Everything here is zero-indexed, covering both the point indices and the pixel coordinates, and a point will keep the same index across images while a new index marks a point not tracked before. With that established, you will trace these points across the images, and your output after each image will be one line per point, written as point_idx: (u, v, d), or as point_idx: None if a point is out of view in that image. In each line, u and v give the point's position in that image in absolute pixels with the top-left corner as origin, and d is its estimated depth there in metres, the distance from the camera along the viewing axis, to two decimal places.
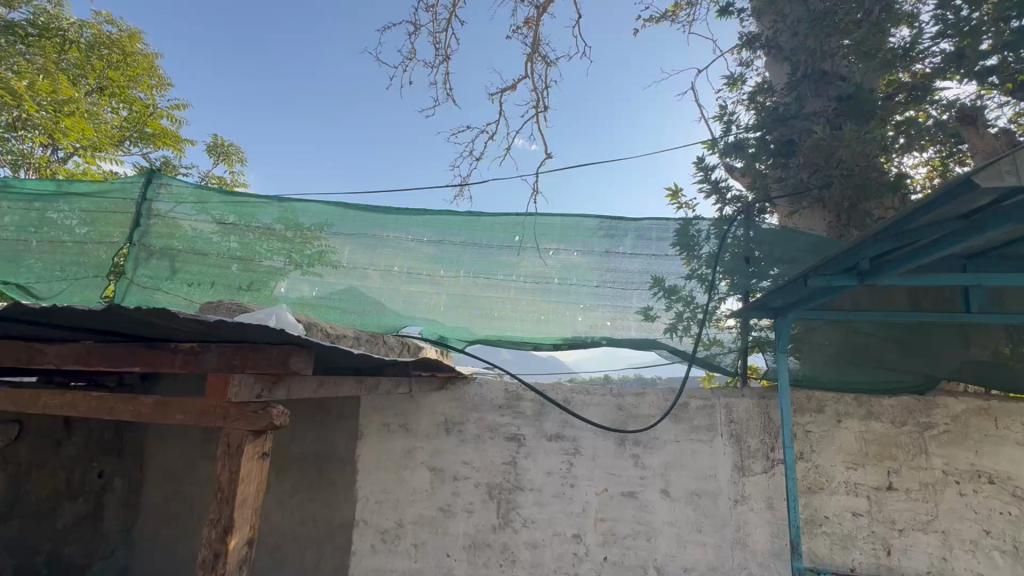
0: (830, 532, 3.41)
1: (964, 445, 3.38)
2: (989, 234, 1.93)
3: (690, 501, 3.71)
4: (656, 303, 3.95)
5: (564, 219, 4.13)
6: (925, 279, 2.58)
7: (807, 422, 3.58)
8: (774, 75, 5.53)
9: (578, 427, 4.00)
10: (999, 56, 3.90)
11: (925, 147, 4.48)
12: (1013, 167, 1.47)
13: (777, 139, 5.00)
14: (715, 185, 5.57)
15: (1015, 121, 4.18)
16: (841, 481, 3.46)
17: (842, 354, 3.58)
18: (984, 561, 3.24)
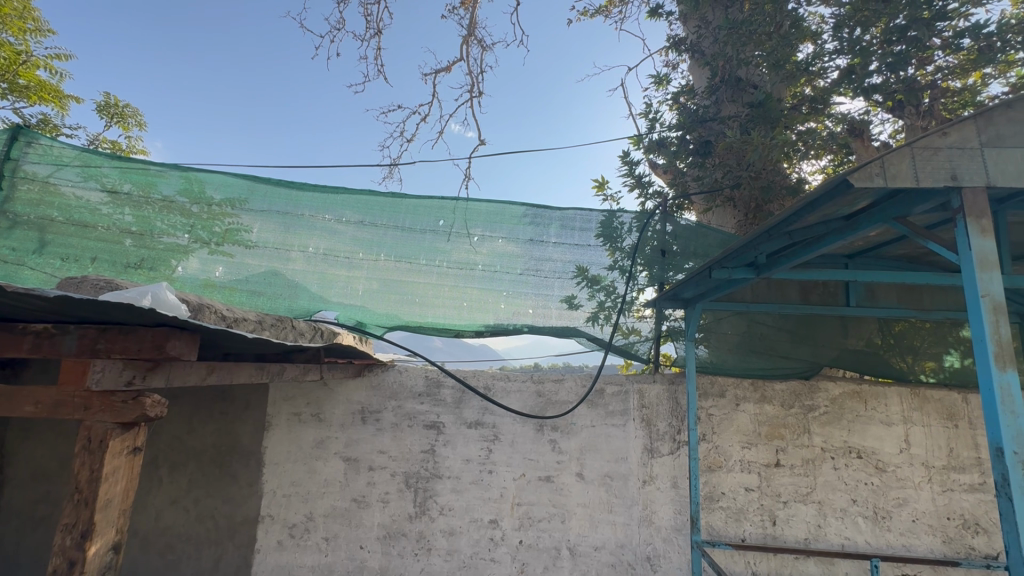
0: (725, 507, 3.69)
1: (839, 424, 3.76)
2: (862, 235, 2.09)
3: (603, 483, 3.85)
4: (580, 292, 4.03)
5: (492, 205, 4.11)
6: (813, 274, 2.80)
7: (710, 406, 3.84)
8: (696, 78, 5.81)
9: (497, 414, 4.01)
10: (883, 75, 4.33)
11: (821, 155, 4.91)
12: (881, 169, 1.59)
13: (696, 139, 5.27)
14: (639, 181, 5.78)
15: (893, 137, 4.67)
16: (737, 459, 3.75)
17: (744, 343, 3.90)
18: (852, 526, 3.63)
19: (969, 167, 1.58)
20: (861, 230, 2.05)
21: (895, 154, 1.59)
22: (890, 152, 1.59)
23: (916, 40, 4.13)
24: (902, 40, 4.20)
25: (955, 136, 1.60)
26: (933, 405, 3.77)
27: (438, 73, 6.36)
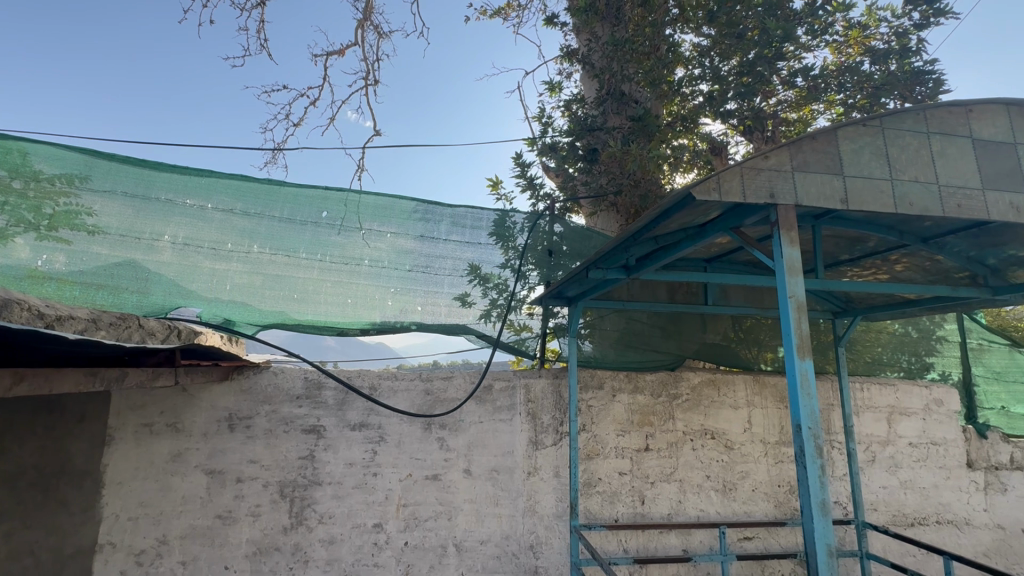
0: (601, 491, 3.97)
1: (698, 410, 4.22)
2: (707, 241, 2.36)
3: (489, 477, 3.91)
4: (472, 290, 4.07)
5: (382, 198, 3.96)
6: (675, 276, 3.11)
7: (590, 398, 4.10)
8: (587, 88, 6.14)
9: (383, 414, 3.88)
10: (737, 102, 4.93)
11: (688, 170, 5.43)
12: (717, 185, 1.81)
13: (584, 146, 5.57)
14: (531, 183, 5.97)
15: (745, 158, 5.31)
16: (612, 446, 4.05)
17: (622, 338, 4.26)
18: (706, 499, 4.10)
19: (784, 188, 1.86)
20: (707, 237, 2.32)
21: (728, 172, 1.82)
22: (724, 170, 1.82)
23: (761, 75, 4.79)
24: (751, 73, 4.84)
25: (774, 160, 1.86)
26: (770, 390, 4.38)
27: (329, 56, 5.98)
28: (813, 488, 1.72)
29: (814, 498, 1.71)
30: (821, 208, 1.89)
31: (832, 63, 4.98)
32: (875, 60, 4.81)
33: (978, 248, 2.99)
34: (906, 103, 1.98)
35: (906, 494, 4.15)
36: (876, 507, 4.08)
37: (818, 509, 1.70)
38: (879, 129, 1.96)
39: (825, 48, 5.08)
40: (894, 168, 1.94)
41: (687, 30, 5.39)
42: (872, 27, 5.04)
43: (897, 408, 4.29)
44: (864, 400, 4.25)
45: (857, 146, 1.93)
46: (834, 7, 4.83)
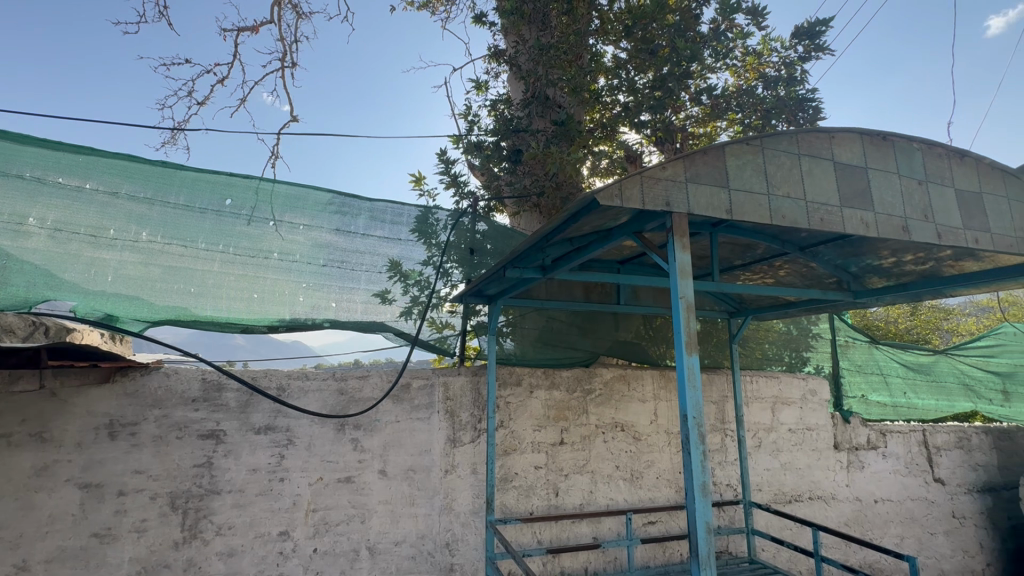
0: (517, 485, 4.06)
1: (609, 404, 4.45)
2: (614, 244, 2.50)
3: (405, 478, 3.84)
4: (392, 286, 3.97)
5: (295, 188, 3.76)
6: (589, 276, 3.26)
7: (508, 394, 4.18)
8: (513, 90, 6.23)
9: (292, 416, 3.69)
10: (650, 114, 5.25)
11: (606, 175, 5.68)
12: (619, 191, 1.92)
13: (509, 147, 5.65)
14: (456, 180, 5.95)
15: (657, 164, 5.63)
16: (528, 441, 4.15)
17: (541, 337, 4.41)
18: (615, 488, 4.33)
19: (678, 198, 2.01)
20: (614, 240, 2.45)
21: (629, 180, 1.94)
22: (625, 178, 1.94)
23: (670, 90, 5.14)
24: (663, 88, 5.18)
25: (670, 171, 2.01)
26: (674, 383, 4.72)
27: (241, 32, 5.57)
28: (696, 472, 1.89)
29: (696, 481, 1.88)
30: (710, 217, 2.08)
31: (732, 85, 5.45)
32: (768, 85, 5.35)
33: (843, 257, 3.43)
34: (781, 126, 2.22)
35: (785, 475, 4.65)
36: (760, 488, 4.54)
37: (699, 492, 1.87)
38: (759, 149, 2.18)
39: (726, 70, 5.55)
40: (770, 184, 2.17)
41: (607, 42, 5.65)
42: (765, 55, 5.58)
43: (780, 399, 4.80)
44: (753, 392, 4.72)
45: (740, 163, 2.14)
46: (734, 34, 5.30)
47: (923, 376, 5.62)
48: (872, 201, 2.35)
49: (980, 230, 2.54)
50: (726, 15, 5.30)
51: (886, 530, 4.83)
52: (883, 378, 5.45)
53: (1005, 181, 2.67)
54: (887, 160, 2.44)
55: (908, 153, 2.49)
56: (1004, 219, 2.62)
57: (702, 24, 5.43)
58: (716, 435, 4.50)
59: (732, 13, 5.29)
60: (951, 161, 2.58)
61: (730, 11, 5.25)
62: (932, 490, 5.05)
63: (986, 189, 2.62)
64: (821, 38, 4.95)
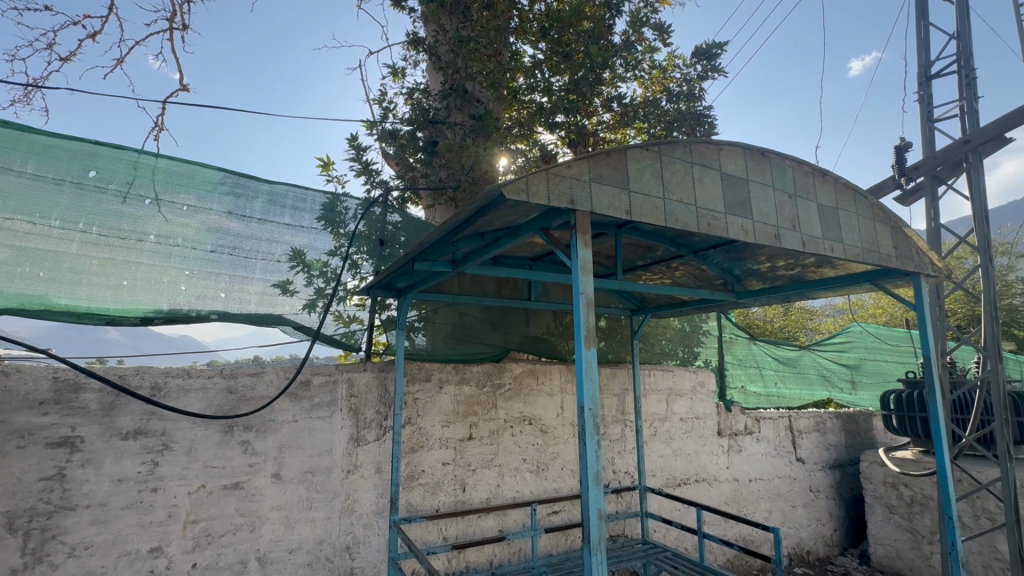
0: (423, 483, 3.99)
1: (517, 398, 4.51)
2: (522, 240, 2.53)
3: (302, 481, 3.60)
4: (293, 277, 3.70)
5: (180, 164, 3.36)
6: (498, 273, 3.30)
7: (416, 390, 4.08)
8: (432, 80, 6.12)
9: (169, 418, 3.30)
10: (564, 116, 5.41)
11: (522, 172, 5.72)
12: (525, 186, 1.95)
13: (425, 137, 5.53)
14: (368, 169, 5.70)
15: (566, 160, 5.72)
16: (436, 437, 4.09)
17: (454, 332, 4.39)
18: (521, 480, 4.41)
19: (581, 196, 2.07)
20: (521, 236, 2.48)
21: (535, 176, 1.97)
22: (531, 174, 1.96)
23: (583, 95, 5.35)
24: (576, 93, 5.38)
25: (575, 169, 2.07)
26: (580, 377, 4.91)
27: None
28: (590, 461, 1.96)
29: (590, 470, 1.95)
30: (611, 217, 2.16)
31: (640, 95, 5.79)
32: (672, 99, 5.74)
33: (729, 261, 3.77)
34: (677, 135, 2.38)
35: (676, 461, 5.04)
36: (654, 473, 4.88)
37: (592, 480, 1.95)
38: (658, 155, 2.32)
39: (634, 80, 5.87)
40: (666, 189, 2.32)
41: (525, 41, 5.72)
42: (669, 71, 5.99)
43: (674, 390, 5.19)
44: (650, 385, 5.05)
45: (640, 167, 2.26)
46: (643, 47, 5.62)
47: (791, 369, 6.39)
48: (752, 210, 2.60)
49: (836, 241, 2.91)
50: (636, 28, 5.60)
51: (758, 506, 5.42)
52: (759, 370, 6.11)
53: (856, 199, 3.09)
54: (765, 175, 2.71)
55: (782, 169, 2.80)
56: (855, 232, 3.02)
57: (614, 35, 5.69)
58: (617, 426, 4.76)
59: (641, 27, 5.60)
60: (816, 179, 2.94)
61: (639, 25, 5.56)
62: (795, 469, 5.75)
63: (842, 205, 3.01)
64: (717, 60, 5.40)
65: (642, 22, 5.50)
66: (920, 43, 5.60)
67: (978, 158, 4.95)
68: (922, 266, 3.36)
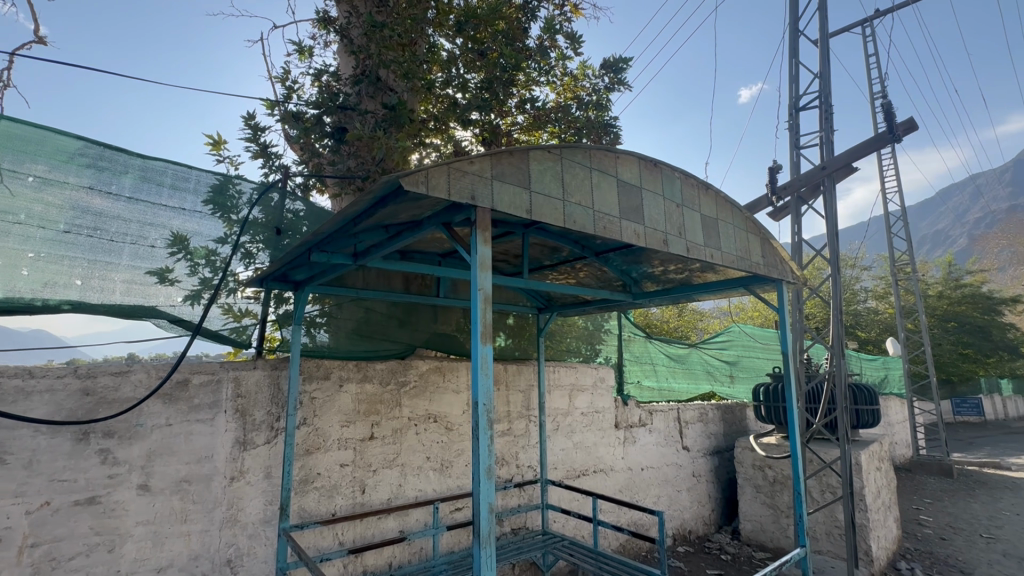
0: (319, 486, 3.77)
1: (423, 396, 4.44)
2: (423, 236, 2.49)
3: (175, 491, 3.21)
4: (173, 264, 3.32)
5: (25, 128, 2.88)
6: (402, 267, 3.25)
7: (314, 389, 3.85)
8: (343, 64, 5.84)
9: (2, 425, 2.78)
10: (478, 114, 5.43)
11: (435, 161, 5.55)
12: (425, 178, 1.91)
13: (333, 123, 5.24)
14: (267, 151, 5.28)
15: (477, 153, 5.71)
16: (334, 438, 3.89)
17: (358, 329, 4.22)
18: (424, 479, 4.35)
19: (482, 192, 2.09)
20: (422, 231, 2.44)
21: (436, 169, 1.94)
22: (432, 167, 1.93)
23: (497, 94, 5.43)
24: (490, 92, 5.44)
25: (477, 166, 2.08)
26: None
27: None
28: (482, 456, 1.99)
29: (483, 464, 1.98)
30: (511, 215, 2.20)
31: (552, 101, 5.99)
32: (582, 107, 6.01)
33: (627, 264, 4.01)
34: (578, 140, 2.49)
35: (576, 453, 5.27)
36: (556, 466, 5.06)
37: (484, 474, 1.97)
38: (559, 158, 2.42)
39: (547, 85, 6.05)
40: (566, 192, 2.41)
41: (442, 34, 5.64)
42: (580, 80, 6.25)
43: (576, 386, 5.42)
44: (554, 381, 5.23)
45: (541, 168, 2.33)
46: (556, 54, 5.80)
47: (680, 365, 6.96)
48: (644, 216, 2.79)
49: (716, 248, 3.21)
50: (549, 34, 5.76)
51: (648, 492, 5.83)
52: (653, 366, 6.58)
53: (733, 212, 3.45)
54: (657, 184, 2.93)
55: (671, 180, 3.04)
56: (731, 242, 3.36)
57: (529, 39, 5.83)
58: (521, 421, 4.86)
59: (554, 34, 5.77)
60: (700, 192, 3.23)
61: (553, 32, 5.73)
62: (681, 456, 6.28)
63: (721, 217, 3.34)
64: (622, 74, 5.72)
65: (556, 29, 5.68)
66: (790, 79, 6.38)
67: (832, 183, 5.74)
68: (785, 274, 3.83)
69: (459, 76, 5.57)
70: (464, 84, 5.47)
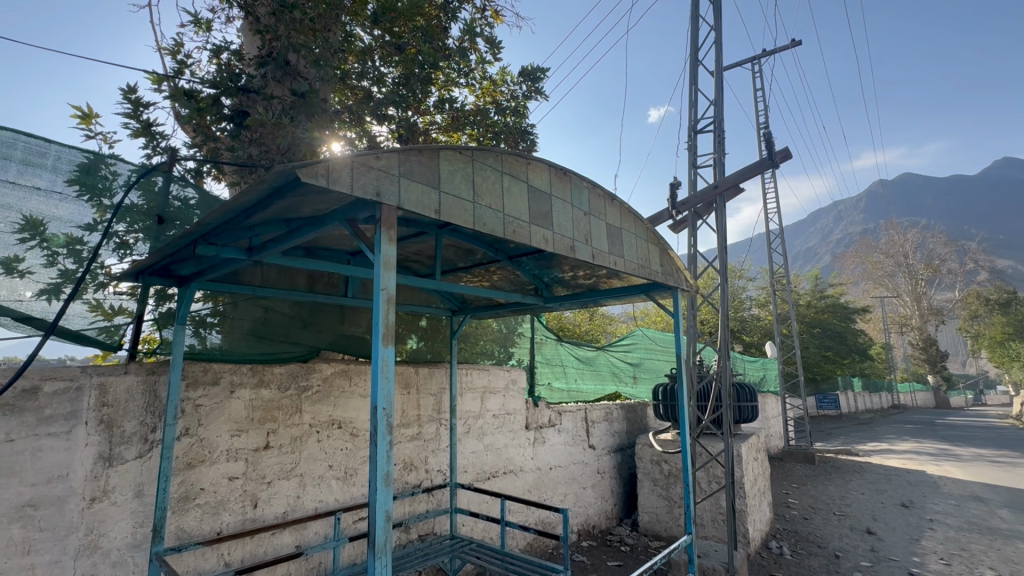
0: (202, 503, 3.42)
1: (327, 401, 4.19)
2: (327, 230, 2.35)
3: (16, 519, 2.69)
4: (24, 253, 2.84)
5: None
6: (305, 263, 3.07)
7: (199, 396, 3.47)
8: (247, 43, 5.43)
9: None
10: (394, 110, 5.31)
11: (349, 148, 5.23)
12: (325, 171, 1.81)
13: (233, 106, 4.80)
14: (150, 130, 4.72)
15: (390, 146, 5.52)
16: (223, 450, 3.55)
17: (254, 329, 3.91)
18: (325, 489, 4.11)
19: (388, 190, 2.02)
20: (325, 226, 2.31)
21: (338, 162, 1.85)
22: (334, 160, 1.84)
23: (414, 92, 5.37)
24: (407, 89, 5.35)
25: (384, 162, 2.01)
26: None
27: None
28: (380, 462, 1.93)
29: (380, 471, 1.92)
30: (418, 215, 2.16)
31: (471, 103, 6.02)
32: (501, 112, 6.09)
33: (539, 268, 4.10)
34: (490, 143, 2.51)
35: (486, 455, 5.29)
36: (466, 469, 5.05)
37: (382, 481, 1.92)
38: (470, 160, 2.41)
39: (466, 87, 6.09)
40: (476, 194, 2.42)
41: (358, 24, 5.43)
42: (499, 85, 6.34)
43: (488, 388, 5.45)
44: (466, 383, 5.21)
45: (452, 169, 2.31)
46: (475, 57, 5.83)
47: (589, 367, 7.27)
48: (553, 223, 2.88)
49: (619, 256, 3.40)
50: (470, 37, 5.77)
51: (556, 491, 6.00)
52: (563, 368, 6.81)
53: (636, 223, 3.67)
54: (565, 192, 3.03)
55: (580, 189, 3.17)
56: (633, 250, 3.58)
57: (449, 39, 5.80)
58: (432, 425, 4.77)
59: (475, 37, 5.78)
60: (606, 202, 3.40)
61: (473, 35, 5.74)
62: (587, 454, 6.55)
63: (625, 227, 3.54)
64: (539, 83, 5.87)
65: (477, 32, 5.70)
66: (690, 103, 6.95)
67: (723, 201, 6.32)
68: (680, 283, 4.13)
69: (376, 69, 5.40)
70: (380, 77, 5.38)
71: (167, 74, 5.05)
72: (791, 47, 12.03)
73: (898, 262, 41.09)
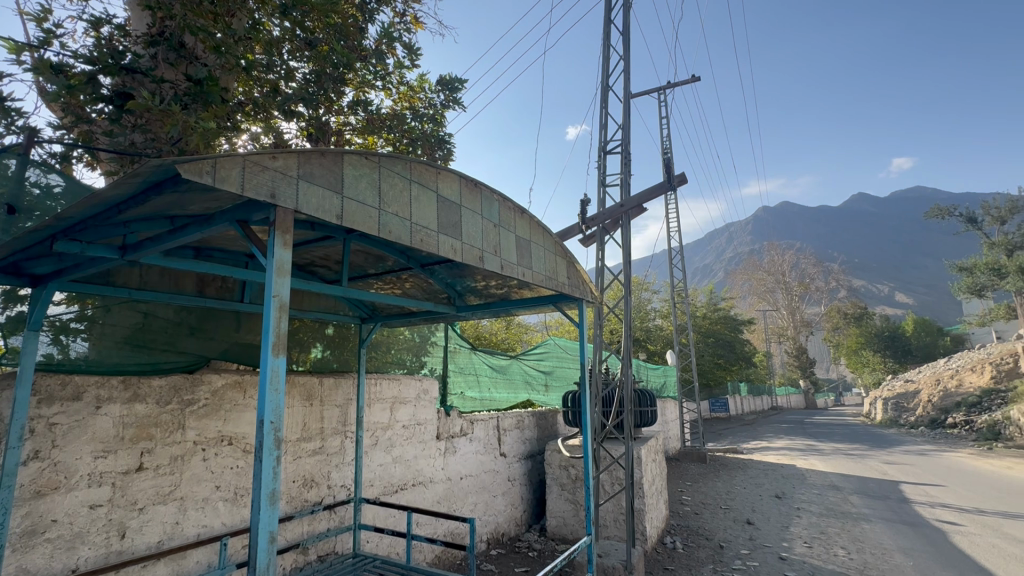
0: (53, 537, 2.96)
1: (215, 415, 3.83)
2: (213, 233, 2.18)
3: None
4: None
5: None
6: (192, 266, 2.83)
7: (54, 414, 3.02)
8: (134, 19, 4.90)
9: None
10: (304, 106, 5.08)
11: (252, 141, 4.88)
12: (212, 168, 1.68)
13: (114, 86, 4.29)
14: (3, 105, 4.07)
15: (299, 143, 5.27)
16: (83, 474, 3.11)
17: (130, 337, 3.51)
18: (211, 512, 3.74)
19: (285, 192, 1.94)
20: (211, 229, 2.14)
21: (228, 160, 1.73)
22: (224, 157, 1.72)
23: (326, 90, 5.18)
24: (319, 86, 5.15)
25: (281, 162, 1.93)
26: None
27: None
28: (265, 481, 1.82)
29: (265, 489, 1.81)
30: (319, 218, 2.08)
31: (388, 107, 5.92)
32: (419, 118, 6.04)
33: (452, 277, 4.10)
34: (398, 151, 2.49)
35: (394, 468, 5.14)
36: (372, 483, 4.86)
37: (266, 501, 1.80)
38: (377, 166, 2.38)
39: (382, 91, 5.97)
40: (382, 201, 2.38)
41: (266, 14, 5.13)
42: (417, 92, 6.31)
43: (397, 399, 5.31)
44: (375, 394, 5.04)
45: (357, 174, 2.26)
46: (393, 61, 5.75)
47: (502, 376, 7.36)
48: (461, 233, 2.91)
49: (527, 268, 3.50)
50: (387, 40, 5.69)
51: (466, 501, 5.97)
52: (476, 377, 6.83)
53: (545, 236, 3.82)
54: (475, 203, 3.08)
55: (490, 202, 3.24)
56: (541, 262, 3.71)
57: (365, 39, 5.66)
58: (336, 438, 4.54)
59: (392, 42, 5.71)
60: (516, 215, 3.50)
61: (391, 39, 5.67)
62: (498, 463, 6.60)
63: (534, 240, 3.66)
64: (457, 93, 5.92)
65: (394, 37, 5.63)
66: (601, 126, 7.37)
67: (628, 219, 6.75)
68: (586, 295, 4.35)
69: (284, 63, 5.13)
70: (289, 72, 5.12)
71: (29, 44, 4.40)
72: (690, 81, 13.23)
73: (778, 280, 46.34)
